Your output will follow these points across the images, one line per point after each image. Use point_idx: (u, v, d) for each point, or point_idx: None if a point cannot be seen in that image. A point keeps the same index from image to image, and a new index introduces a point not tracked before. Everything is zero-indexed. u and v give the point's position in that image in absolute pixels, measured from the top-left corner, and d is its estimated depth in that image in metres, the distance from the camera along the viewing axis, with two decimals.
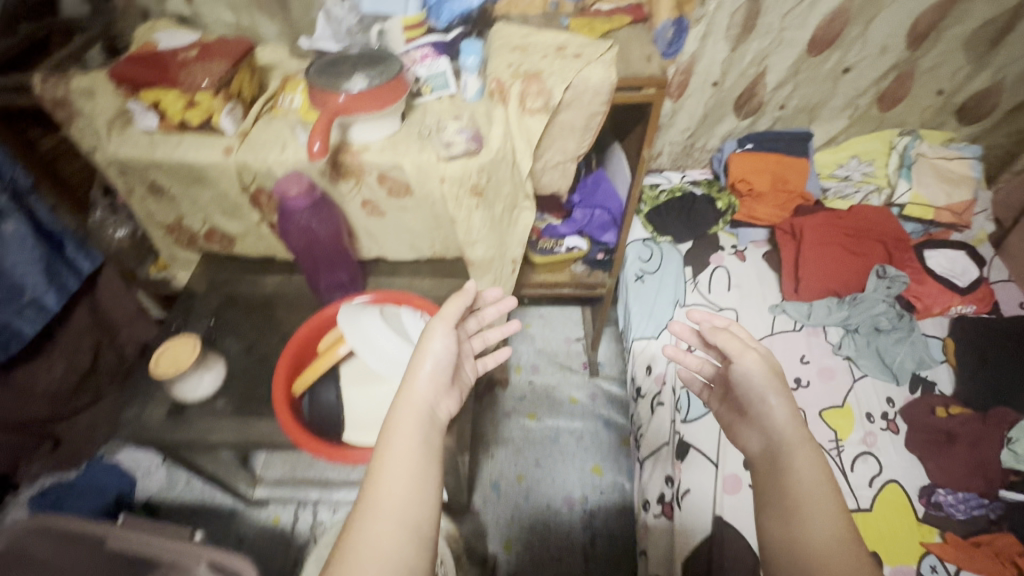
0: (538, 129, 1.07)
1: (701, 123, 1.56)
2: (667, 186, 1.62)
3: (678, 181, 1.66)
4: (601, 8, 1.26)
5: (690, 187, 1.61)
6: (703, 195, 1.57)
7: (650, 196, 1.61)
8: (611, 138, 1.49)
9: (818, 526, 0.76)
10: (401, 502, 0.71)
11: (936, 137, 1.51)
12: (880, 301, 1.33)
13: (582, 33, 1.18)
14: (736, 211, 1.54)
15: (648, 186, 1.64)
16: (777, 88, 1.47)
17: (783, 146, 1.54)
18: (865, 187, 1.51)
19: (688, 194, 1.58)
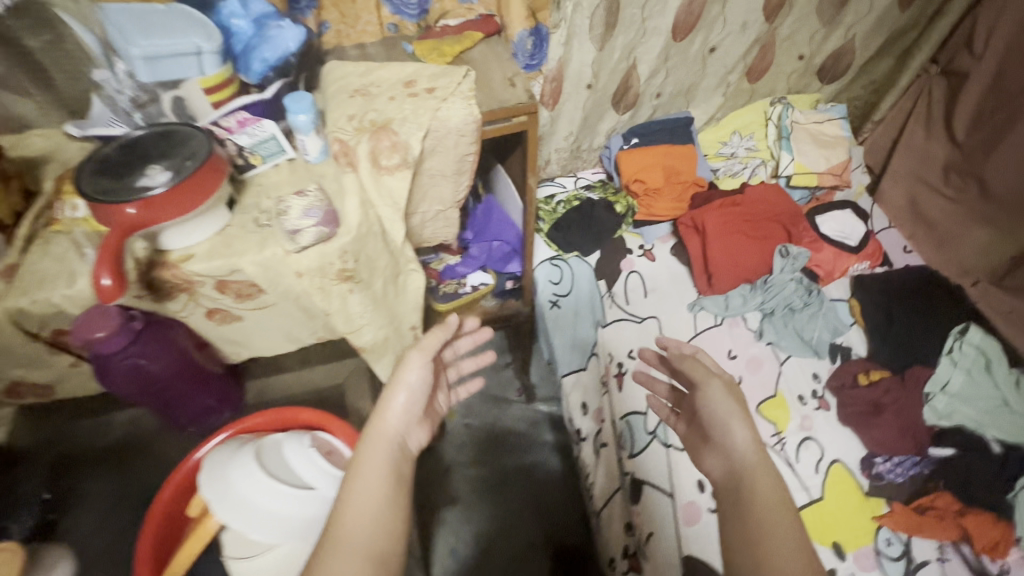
0: (402, 189, 0.90)
1: (583, 126, 1.46)
2: (563, 198, 1.52)
3: (573, 189, 1.56)
4: (448, 25, 1.10)
5: (587, 194, 1.52)
6: (601, 201, 1.49)
7: (548, 212, 1.50)
8: (493, 159, 1.35)
9: (786, 558, 0.72)
10: (370, 537, 0.68)
11: (804, 101, 1.53)
12: (790, 280, 1.32)
13: (432, 61, 1.03)
14: (636, 211, 1.47)
15: (543, 201, 1.53)
16: (650, 77, 1.40)
17: (667, 137, 1.48)
18: (751, 162, 1.50)
19: (586, 203, 1.49)
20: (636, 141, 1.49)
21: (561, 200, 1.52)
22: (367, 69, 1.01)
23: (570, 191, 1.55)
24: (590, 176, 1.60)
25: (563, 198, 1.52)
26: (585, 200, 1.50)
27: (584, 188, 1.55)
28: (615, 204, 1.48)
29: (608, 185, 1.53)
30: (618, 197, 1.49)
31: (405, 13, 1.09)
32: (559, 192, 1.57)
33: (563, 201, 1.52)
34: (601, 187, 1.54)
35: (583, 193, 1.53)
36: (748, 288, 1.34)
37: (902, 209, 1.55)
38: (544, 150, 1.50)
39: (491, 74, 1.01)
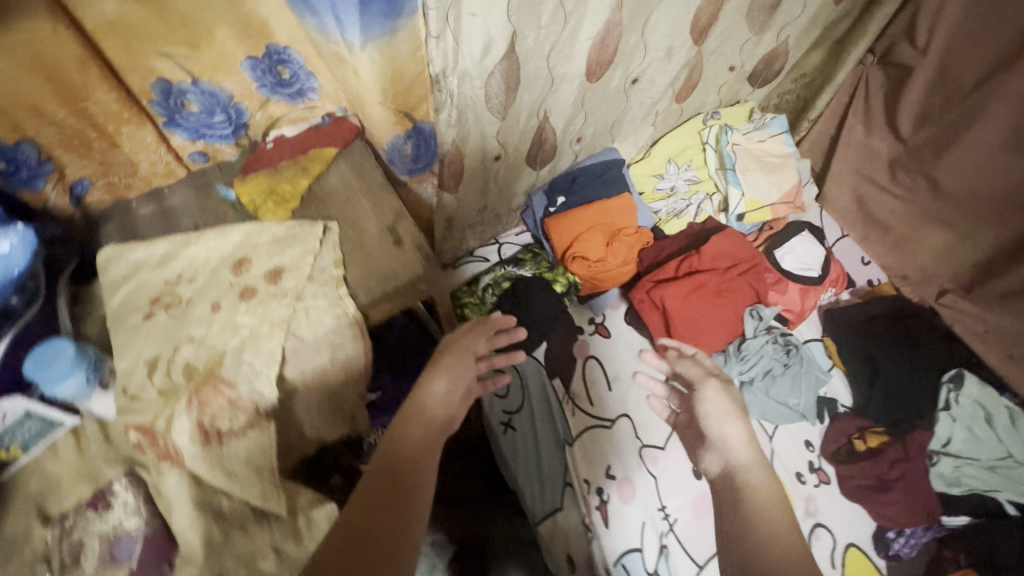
0: (255, 454, 0.57)
1: (496, 194, 1.17)
2: (489, 279, 1.21)
3: (499, 264, 1.26)
4: (286, 139, 0.76)
5: (517, 269, 1.23)
6: (537, 278, 1.20)
7: (476, 303, 1.19)
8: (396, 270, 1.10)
9: (762, 524, 0.70)
10: (402, 475, 0.61)
11: (740, 114, 1.33)
12: (766, 341, 1.14)
13: (269, 217, 0.69)
14: (581, 284, 1.21)
15: (466, 286, 1.22)
16: (567, 126, 1.11)
17: (598, 188, 1.23)
18: (694, 197, 1.29)
19: (520, 283, 1.19)
20: (563, 200, 1.23)
21: (488, 282, 1.21)
22: (168, 252, 0.65)
23: (496, 267, 1.24)
24: (514, 237, 1.33)
25: (490, 280, 1.21)
26: (518, 280, 1.20)
27: (512, 261, 1.25)
28: (555, 280, 1.20)
29: (539, 255, 1.25)
30: (556, 269, 1.22)
31: (210, 135, 0.72)
32: (482, 270, 1.26)
33: (490, 283, 1.21)
34: (532, 258, 1.25)
35: (512, 269, 1.23)
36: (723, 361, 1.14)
37: (850, 210, 1.42)
38: (455, 229, 1.19)
39: (362, 221, 0.69)
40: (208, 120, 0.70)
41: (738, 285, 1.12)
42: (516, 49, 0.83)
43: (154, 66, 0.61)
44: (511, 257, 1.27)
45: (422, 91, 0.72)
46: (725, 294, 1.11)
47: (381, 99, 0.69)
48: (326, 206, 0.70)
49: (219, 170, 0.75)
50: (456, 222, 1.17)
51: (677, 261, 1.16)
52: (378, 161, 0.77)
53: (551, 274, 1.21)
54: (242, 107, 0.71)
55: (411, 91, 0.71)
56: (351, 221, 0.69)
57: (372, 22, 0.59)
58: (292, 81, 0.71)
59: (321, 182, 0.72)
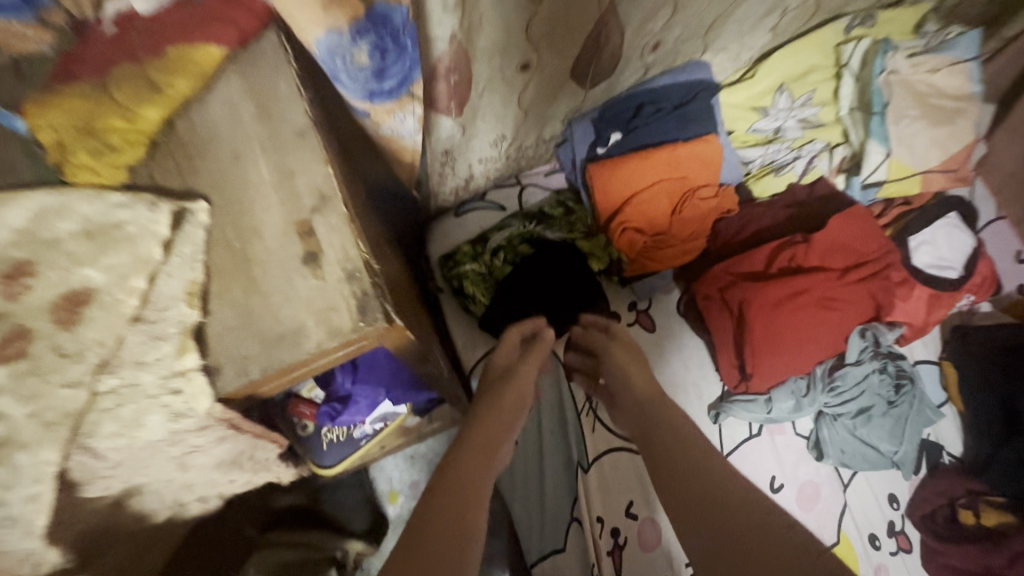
0: None
1: (519, 121, 0.80)
2: (502, 240, 0.86)
3: (518, 217, 0.89)
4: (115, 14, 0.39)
5: (543, 229, 0.86)
6: (568, 248, 0.85)
7: (480, 273, 0.85)
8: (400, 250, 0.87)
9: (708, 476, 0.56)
10: (468, 500, 0.53)
11: (906, 22, 0.86)
12: (873, 370, 0.82)
13: None
14: (628, 263, 0.86)
15: (469, 246, 0.87)
16: (641, 25, 0.71)
17: (673, 127, 0.84)
18: (807, 147, 0.90)
19: (543, 252, 0.84)
20: (619, 138, 0.84)
21: (499, 244, 0.85)
22: None
23: (515, 222, 0.88)
24: (540, 178, 0.95)
25: (503, 241, 0.85)
26: (541, 247, 0.84)
27: (537, 215, 0.88)
28: (592, 253, 0.85)
29: (575, 212, 0.88)
30: (596, 237, 0.86)
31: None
32: (494, 223, 0.90)
33: (502, 246, 0.85)
34: (566, 215, 0.88)
35: (536, 228, 0.87)
36: (806, 390, 0.84)
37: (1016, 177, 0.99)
38: (457, 167, 0.83)
39: (254, 212, 0.37)
40: None
41: (855, 297, 0.78)
42: None
43: None
44: (536, 208, 0.90)
45: None
46: (833, 307, 0.78)
47: None
48: (192, 169, 0.38)
49: None
50: (458, 158, 0.82)
51: (773, 245, 0.81)
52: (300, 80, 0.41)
53: (588, 243, 0.85)
54: None
55: None
56: (240, 207, 0.37)
57: None
58: None
59: (197, 110, 0.40)
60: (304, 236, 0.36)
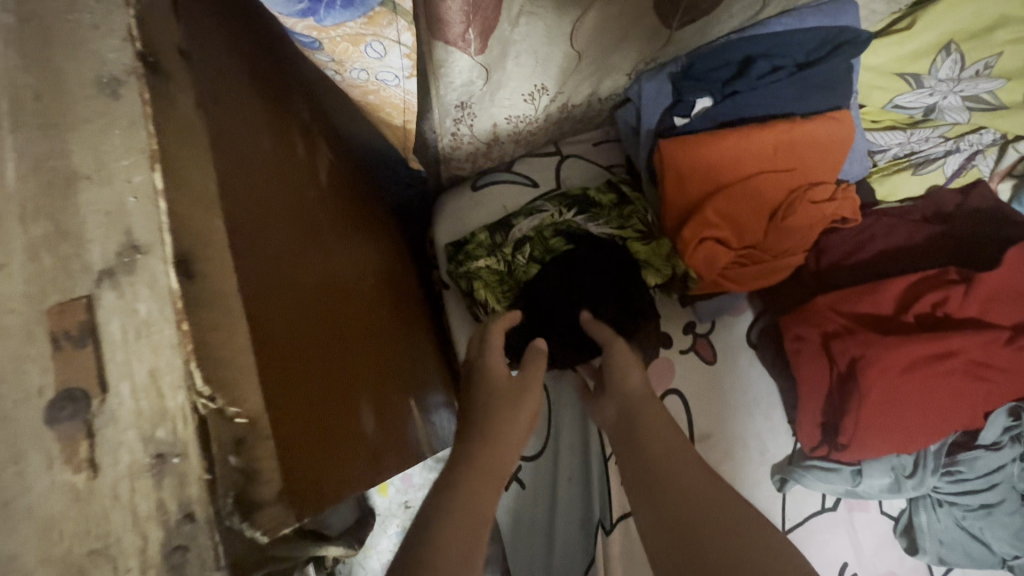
0: None
1: (568, 68, 0.56)
2: (530, 230, 0.63)
3: (554, 201, 0.65)
4: None
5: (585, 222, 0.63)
6: (617, 248, 0.60)
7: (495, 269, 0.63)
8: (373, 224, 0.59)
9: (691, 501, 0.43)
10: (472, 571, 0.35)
11: None
12: (1014, 458, 0.61)
13: None
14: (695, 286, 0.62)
15: (487, 234, 0.65)
16: None
17: (789, 96, 0.58)
18: (964, 139, 0.66)
19: (582, 251, 0.60)
20: (707, 104, 0.59)
21: (526, 236, 0.63)
22: None
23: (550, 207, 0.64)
24: (587, 149, 0.70)
25: (532, 233, 0.62)
26: (581, 242, 0.61)
27: (581, 203, 0.64)
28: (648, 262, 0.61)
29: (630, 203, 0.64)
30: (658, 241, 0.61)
31: None
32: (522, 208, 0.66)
33: (531, 237, 0.62)
34: (620, 209, 0.64)
35: (577, 219, 0.63)
36: (912, 469, 0.63)
37: None
38: (476, 125, 0.60)
39: None
40: None
41: (1017, 367, 0.55)
42: None
43: None
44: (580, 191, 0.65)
45: None
46: (983, 378, 0.55)
47: None
48: None
49: None
50: (479, 114, 0.59)
51: (914, 278, 0.57)
52: None
53: (645, 248, 0.61)
54: None
55: None
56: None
57: None
58: None
59: None
60: (62, 337, 0.21)
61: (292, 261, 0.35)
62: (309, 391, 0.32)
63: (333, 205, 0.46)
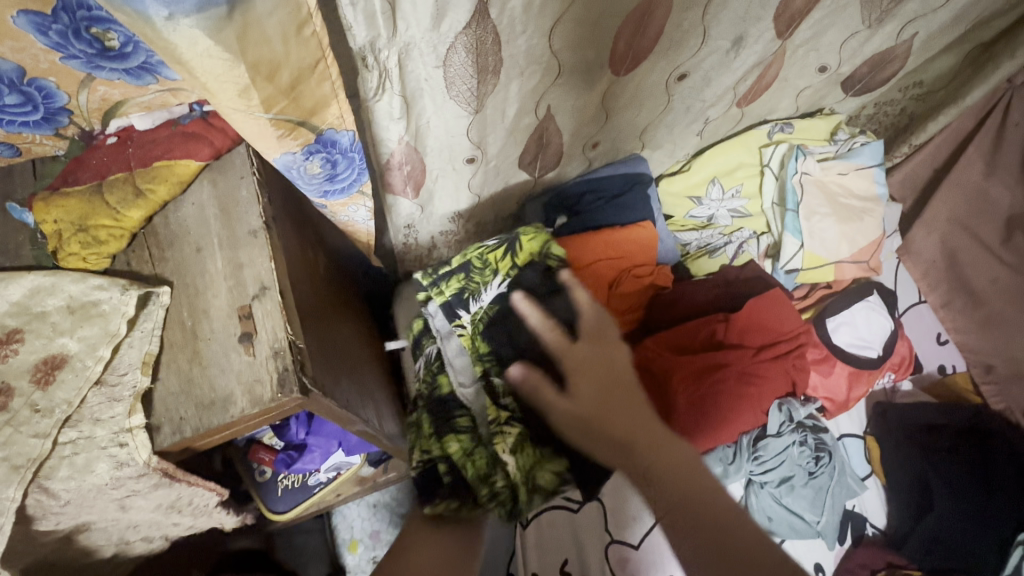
0: None
1: (474, 202, 0.90)
2: (495, 387, 0.70)
3: (454, 342, 0.75)
4: (142, 143, 0.51)
5: (479, 299, 0.75)
6: (550, 278, 0.72)
7: (526, 433, 0.67)
8: (316, 303, 0.60)
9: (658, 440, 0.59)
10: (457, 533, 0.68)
11: (819, 129, 0.99)
12: (792, 444, 0.88)
13: (69, 262, 0.47)
14: (547, 231, 0.77)
15: (458, 444, 0.69)
16: (578, 129, 0.83)
17: (614, 214, 0.94)
18: (736, 234, 1.00)
19: (533, 316, 0.70)
20: (564, 222, 0.94)
21: (494, 398, 0.69)
22: None
23: (474, 367, 0.72)
24: None
25: (493, 397, 0.69)
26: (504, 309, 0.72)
27: (454, 307, 0.76)
28: (539, 263, 0.74)
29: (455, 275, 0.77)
30: (497, 246, 0.77)
31: (9, 121, 0.48)
32: (462, 410, 0.71)
33: (500, 395, 0.69)
34: (456, 278, 0.76)
35: (476, 312, 0.74)
36: (732, 458, 0.87)
37: (934, 265, 1.09)
38: (420, 237, 0.92)
39: (206, 296, 0.45)
40: None
41: (770, 373, 0.85)
42: (489, 15, 0.55)
43: None
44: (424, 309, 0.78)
45: (328, 89, 0.44)
46: (752, 382, 0.84)
47: (250, 107, 0.42)
48: (162, 257, 0.48)
49: (34, 171, 0.52)
50: (420, 230, 0.90)
51: (703, 321, 0.88)
52: (257, 182, 0.51)
53: (521, 254, 0.75)
54: (46, 86, 0.46)
55: (305, 94, 0.44)
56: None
57: None
58: (128, 52, 0.45)
59: (174, 210, 0.50)
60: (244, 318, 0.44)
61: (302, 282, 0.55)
62: (327, 356, 0.56)
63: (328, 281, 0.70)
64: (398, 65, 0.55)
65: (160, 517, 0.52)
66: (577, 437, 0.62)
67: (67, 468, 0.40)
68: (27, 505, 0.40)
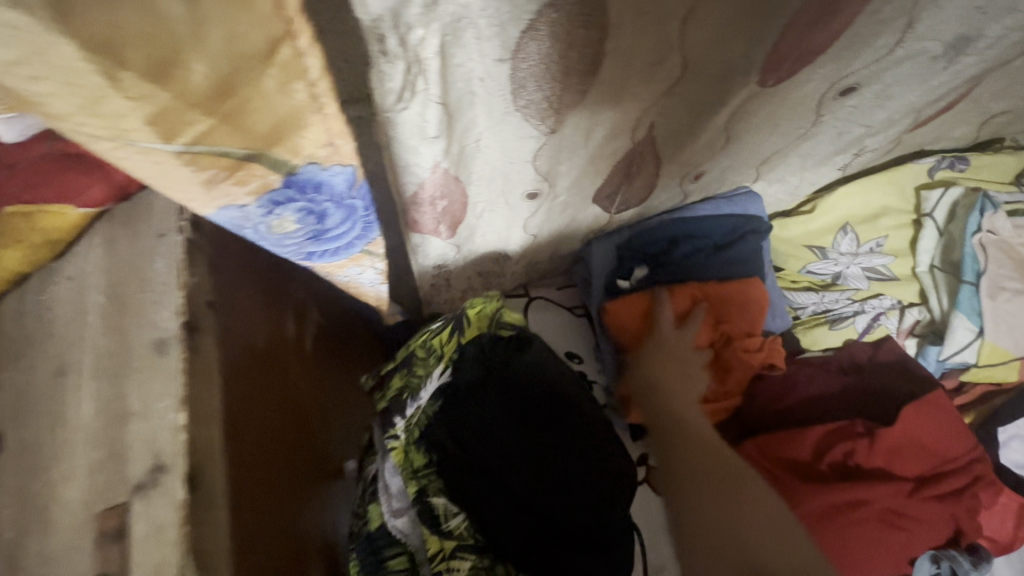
0: None
1: (527, 243, 0.68)
2: (434, 509, 0.50)
3: (387, 459, 0.55)
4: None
5: (417, 399, 0.56)
6: (514, 348, 0.56)
7: (481, 564, 0.48)
8: (267, 422, 0.38)
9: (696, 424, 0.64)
10: None
11: (1003, 169, 0.72)
12: None
13: None
14: (497, 294, 0.60)
15: None
16: (683, 157, 0.59)
17: (712, 266, 0.69)
18: (871, 302, 0.73)
19: (472, 402, 0.53)
20: (644, 274, 0.69)
21: (434, 521, 0.49)
22: None
23: (406, 486, 0.52)
24: (552, 293, 0.82)
25: (431, 523, 0.49)
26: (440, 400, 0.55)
27: (390, 414, 0.57)
28: (492, 335, 0.56)
29: (412, 372, 0.57)
30: (442, 326, 0.58)
31: None
32: (395, 546, 0.50)
33: (442, 519, 0.49)
34: (399, 374, 0.58)
35: (414, 415, 0.55)
36: None
37: None
38: (452, 283, 0.70)
39: None
40: None
41: (927, 518, 0.61)
42: None
43: None
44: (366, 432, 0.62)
45: (300, 97, 0.22)
46: (902, 527, 0.60)
47: (123, 129, 0.21)
48: None
49: None
50: (451, 275, 0.68)
51: (831, 431, 0.64)
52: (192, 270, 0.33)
53: (470, 334, 0.56)
54: None
55: (249, 107, 0.22)
56: (58, 459, 0.31)
57: None
58: None
59: None
60: None
61: (251, 404, 0.36)
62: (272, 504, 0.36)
63: (312, 366, 0.49)
64: (439, 56, 0.33)
65: None
66: (529, 544, 0.49)
67: None
68: None
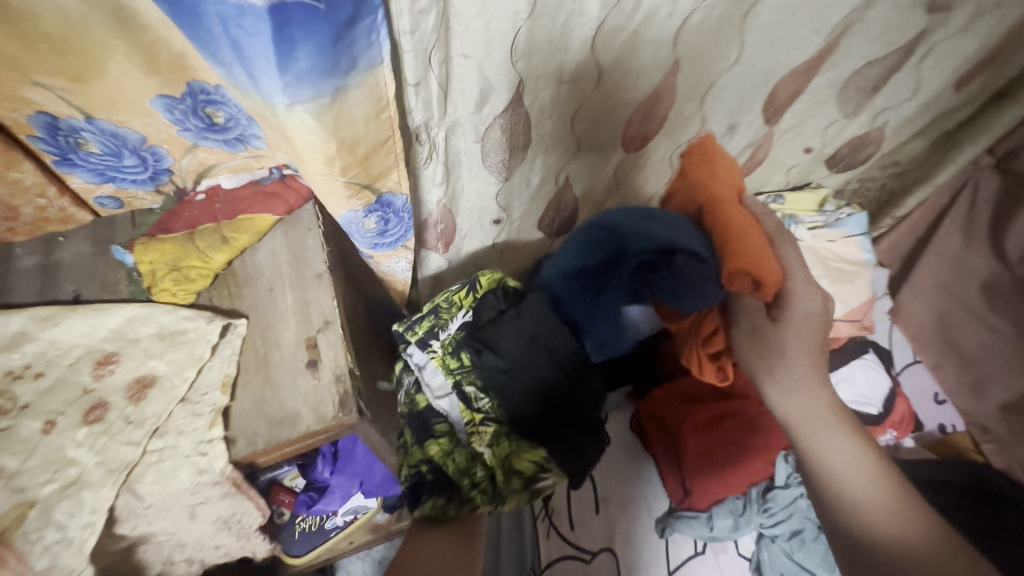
0: None
1: (495, 259, 0.98)
2: (468, 394, 0.75)
3: (426, 368, 0.78)
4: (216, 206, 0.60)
5: (447, 329, 0.79)
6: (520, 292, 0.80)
7: (500, 427, 0.74)
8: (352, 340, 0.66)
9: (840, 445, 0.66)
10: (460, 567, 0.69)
11: (808, 201, 1.10)
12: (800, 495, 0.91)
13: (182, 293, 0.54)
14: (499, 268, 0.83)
15: (438, 447, 0.74)
16: (592, 197, 0.92)
17: (663, 228, 0.65)
18: None
19: (496, 326, 0.77)
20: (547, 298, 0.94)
21: (468, 402, 0.75)
22: (21, 332, 0.51)
23: (446, 379, 0.76)
24: None
25: (467, 402, 0.75)
26: (467, 327, 0.78)
27: (425, 340, 0.80)
28: (501, 288, 0.80)
29: (440, 312, 0.82)
30: (460, 288, 0.83)
31: (122, 179, 0.57)
32: (439, 417, 0.76)
33: (473, 401, 0.75)
34: (427, 319, 0.81)
35: (447, 340, 0.78)
36: (742, 509, 0.92)
37: (925, 329, 1.15)
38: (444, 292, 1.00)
39: (276, 329, 0.52)
40: (116, 162, 0.55)
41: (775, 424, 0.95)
42: (524, 102, 0.66)
43: (29, 98, 0.47)
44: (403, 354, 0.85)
45: (390, 159, 0.54)
46: (760, 429, 0.94)
47: (327, 173, 0.52)
48: (240, 293, 0.55)
49: (131, 221, 0.60)
50: (444, 285, 0.98)
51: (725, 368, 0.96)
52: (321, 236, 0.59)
53: (482, 290, 0.80)
54: (159, 150, 0.55)
55: (372, 163, 0.53)
56: None
57: (302, 69, 0.40)
58: (230, 126, 0.54)
59: (251, 255, 0.58)
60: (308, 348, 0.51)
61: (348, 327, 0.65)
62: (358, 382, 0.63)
63: (363, 329, 0.77)
64: (444, 139, 0.66)
65: (209, 538, 0.55)
66: (537, 416, 0.74)
67: (153, 473, 0.44)
68: (117, 506, 0.44)
